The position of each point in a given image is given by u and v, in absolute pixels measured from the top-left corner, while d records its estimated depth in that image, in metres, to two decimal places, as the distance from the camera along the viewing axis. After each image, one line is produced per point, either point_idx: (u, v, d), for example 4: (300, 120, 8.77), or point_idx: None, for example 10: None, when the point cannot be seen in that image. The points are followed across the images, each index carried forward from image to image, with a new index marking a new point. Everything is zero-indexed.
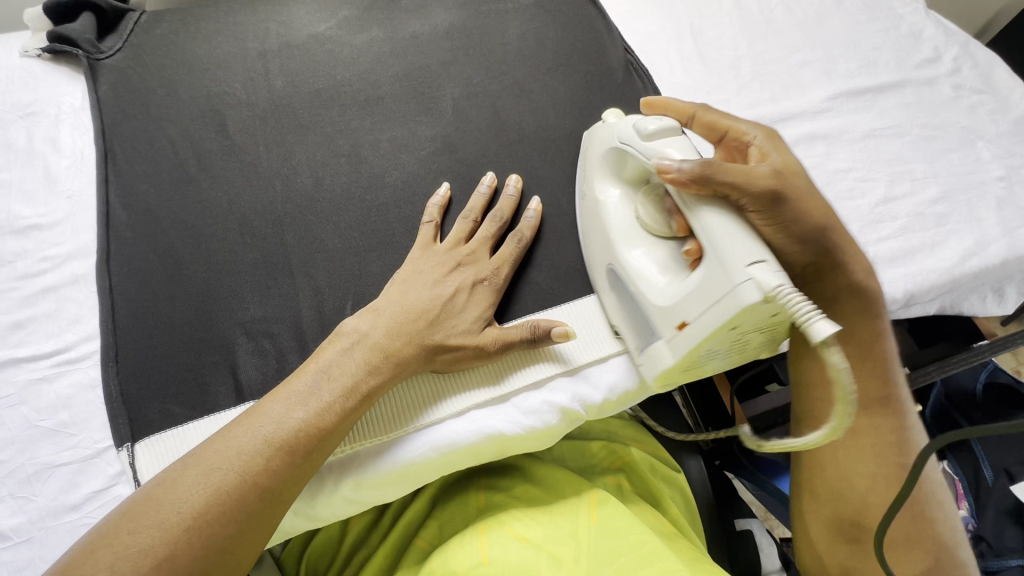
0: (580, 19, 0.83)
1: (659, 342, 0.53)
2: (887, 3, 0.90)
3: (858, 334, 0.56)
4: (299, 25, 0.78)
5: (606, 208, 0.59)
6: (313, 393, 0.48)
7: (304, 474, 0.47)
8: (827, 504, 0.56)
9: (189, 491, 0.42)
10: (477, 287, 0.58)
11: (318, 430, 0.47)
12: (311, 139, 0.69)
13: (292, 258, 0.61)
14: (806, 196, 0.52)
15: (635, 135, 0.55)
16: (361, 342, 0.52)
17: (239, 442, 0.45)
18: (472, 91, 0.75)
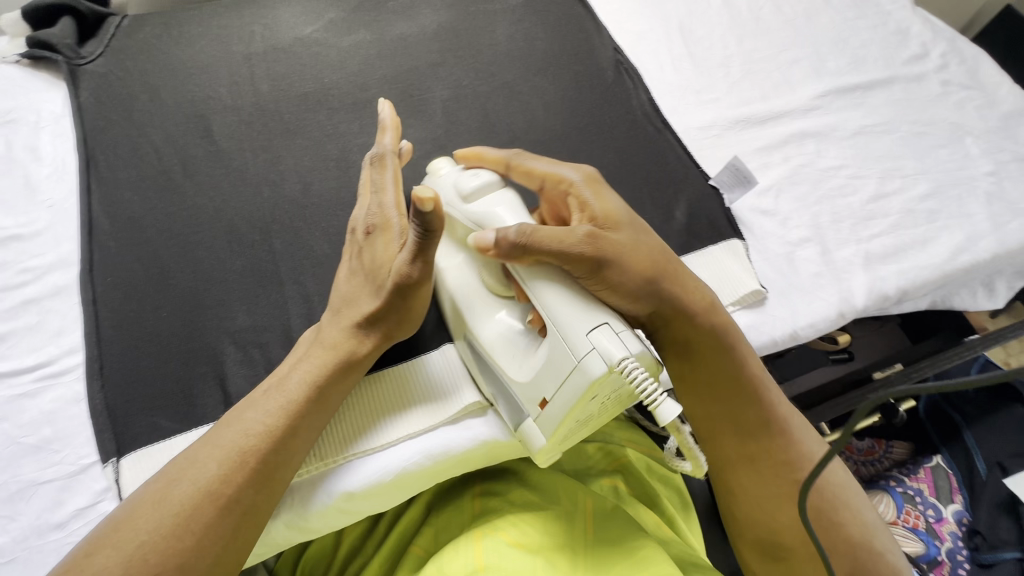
0: (569, 18, 0.82)
1: (529, 420, 0.50)
2: (874, 0, 0.89)
3: (714, 377, 0.55)
4: (285, 28, 0.77)
5: (445, 277, 0.55)
6: (267, 400, 0.48)
7: (271, 481, 0.46)
8: (749, 529, 0.56)
9: (147, 507, 0.42)
10: (370, 235, 0.53)
11: (271, 431, 0.46)
12: (300, 143, 0.67)
13: (281, 264, 0.59)
14: (631, 246, 0.49)
15: (455, 195, 0.53)
16: (310, 344, 0.52)
17: (194, 455, 0.45)
18: (461, 93, 0.73)
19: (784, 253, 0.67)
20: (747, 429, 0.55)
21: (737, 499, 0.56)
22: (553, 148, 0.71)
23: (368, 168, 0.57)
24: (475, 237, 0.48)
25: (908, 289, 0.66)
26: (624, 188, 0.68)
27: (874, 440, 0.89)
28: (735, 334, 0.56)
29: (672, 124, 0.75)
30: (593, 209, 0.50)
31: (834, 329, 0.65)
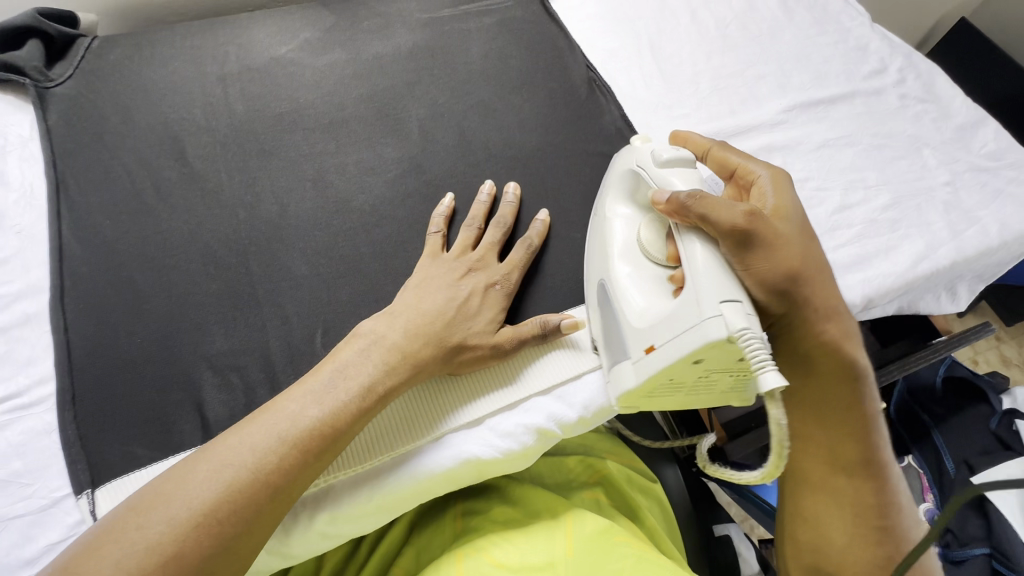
0: (542, 37, 0.84)
1: (626, 363, 0.54)
2: (834, 18, 0.93)
3: (841, 395, 0.56)
4: (259, 48, 0.77)
5: (609, 225, 0.60)
6: (328, 392, 0.49)
7: (314, 473, 0.47)
8: (806, 552, 0.56)
9: (201, 487, 0.43)
10: (491, 290, 0.59)
11: (331, 429, 0.47)
12: (277, 163, 0.68)
13: (259, 286, 0.59)
14: (787, 240, 0.52)
15: (650, 160, 0.57)
16: (379, 342, 0.53)
17: (252, 440, 0.45)
18: (436, 111, 0.74)
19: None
20: (843, 463, 0.56)
21: (802, 518, 0.57)
22: (530, 165, 0.72)
23: (494, 228, 0.63)
24: (657, 191, 0.53)
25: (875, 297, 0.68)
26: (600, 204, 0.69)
27: None
28: (861, 373, 0.56)
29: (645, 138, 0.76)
30: (772, 202, 0.55)
31: None
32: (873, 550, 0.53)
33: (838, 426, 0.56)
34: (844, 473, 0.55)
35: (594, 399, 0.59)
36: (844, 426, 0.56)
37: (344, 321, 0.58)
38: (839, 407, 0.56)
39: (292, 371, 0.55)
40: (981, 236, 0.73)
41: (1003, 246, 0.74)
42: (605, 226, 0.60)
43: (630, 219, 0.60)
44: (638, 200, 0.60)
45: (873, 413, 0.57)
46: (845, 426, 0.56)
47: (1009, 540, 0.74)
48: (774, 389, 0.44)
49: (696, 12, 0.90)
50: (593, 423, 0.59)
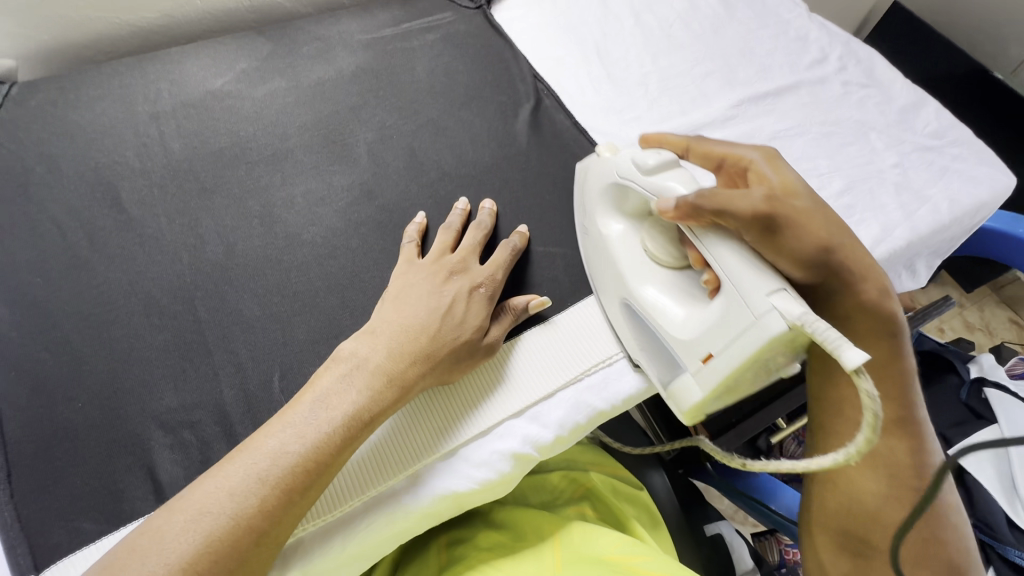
0: (487, 50, 0.83)
1: (684, 375, 0.52)
2: (773, 11, 0.95)
3: (875, 357, 0.54)
4: (194, 82, 0.74)
5: (610, 242, 0.59)
6: (310, 427, 0.46)
7: (300, 511, 0.45)
8: (835, 516, 0.55)
9: (176, 539, 0.40)
10: (475, 293, 0.57)
11: (315, 464, 0.45)
12: (220, 202, 0.64)
13: (209, 333, 0.56)
14: (809, 214, 0.50)
15: (635, 170, 0.55)
16: (361, 365, 0.50)
17: (230, 482, 0.42)
18: (385, 133, 0.72)
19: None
20: (884, 423, 0.54)
21: (831, 484, 0.56)
22: (483, 181, 0.70)
23: (472, 233, 0.62)
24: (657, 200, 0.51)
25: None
26: (556, 213, 0.68)
27: None
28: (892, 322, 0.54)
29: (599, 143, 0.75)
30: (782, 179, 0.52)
31: None
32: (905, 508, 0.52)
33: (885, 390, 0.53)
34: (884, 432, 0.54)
35: (568, 417, 0.57)
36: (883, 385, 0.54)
37: (301, 362, 0.55)
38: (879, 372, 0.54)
39: (250, 421, 0.52)
40: (933, 216, 0.74)
41: (953, 222, 0.75)
42: (604, 249, 0.60)
43: (627, 230, 0.59)
44: (634, 208, 0.59)
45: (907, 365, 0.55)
46: (884, 385, 0.53)
47: (990, 512, 0.74)
48: (859, 365, 0.39)
49: (638, 15, 0.91)
50: (569, 441, 0.58)
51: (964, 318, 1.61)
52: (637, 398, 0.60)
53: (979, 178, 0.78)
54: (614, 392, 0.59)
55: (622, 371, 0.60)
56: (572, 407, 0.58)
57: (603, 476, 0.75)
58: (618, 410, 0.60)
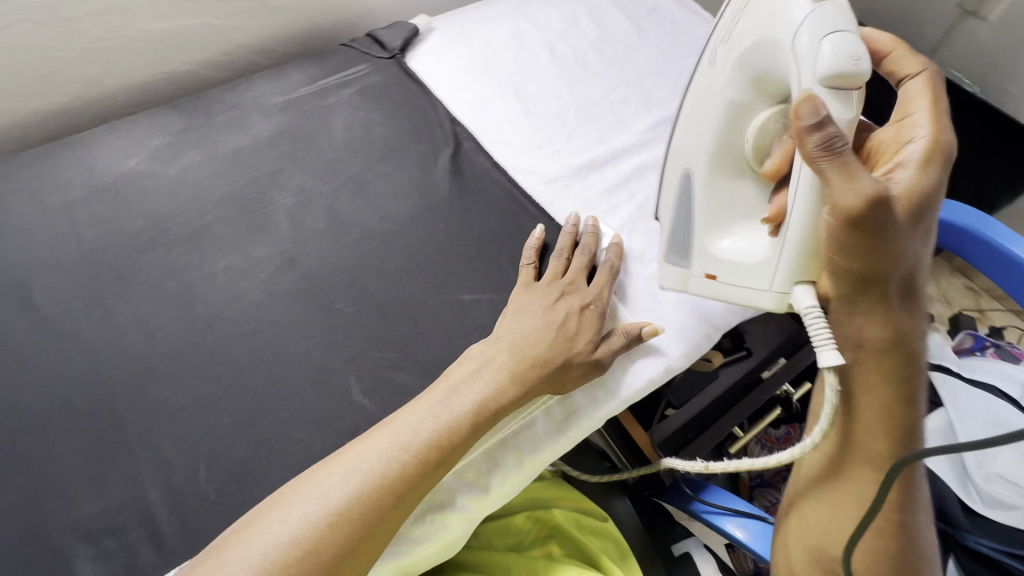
0: (406, 99, 0.84)
1: (687, 268, 0.62)
2: (683, 30, 0.98)
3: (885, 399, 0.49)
4: (106, 165, 0.73)
5: (728, 111, 0.57)
6: (444, 408, 0.52)
7: (430, 483, 0.50)
8: (810, 531, 0.54)
9: (334, 487, 0.47)
10: (586, 311, 0.60)
11: (447, 440, 0.51)
12: (138, 287, 0.63)
13: (130, 430, 0.55)
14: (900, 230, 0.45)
15: (811, 58, 0.47)
16: (488, 366, 0.55)
17: (378, 446, 0.50)
18: (304, 197, 0.72)
19: (646, 273, 0.68)
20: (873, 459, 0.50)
21: (813, 498, 0.55)
22: (407, 234, 0.70)
23: (581, 254, 0.66)
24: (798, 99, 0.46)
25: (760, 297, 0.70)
26: (481, 259, 0.68)
27: (788, 426, 0.95)
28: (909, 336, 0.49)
29: (520, 182, 0.76)
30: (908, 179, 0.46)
31: (707, 352, 0.65)
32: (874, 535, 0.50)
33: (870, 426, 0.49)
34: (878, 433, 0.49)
35: (501, 471, 0.55)
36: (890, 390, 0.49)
37: (229, 449, 0.54)
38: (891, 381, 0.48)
39: (178, 517, 0.51)
40: None
41: None
42: (714, 100, 0.58)
43: (743, 103, 0.57)
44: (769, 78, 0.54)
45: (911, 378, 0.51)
46: (882, 421, 0.49)
47: (942, 498, 0.76)
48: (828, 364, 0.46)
49: (553, 47, 0.93)
50: (506, 496, 0.55)
51: None
52: (571, 439, 0.58)
53: None
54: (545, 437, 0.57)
55: (554, 416, 0.58)
56: (509, 458, 0.56)
57: (567, 511, 0.73)
58: (555, 452, 0.58)
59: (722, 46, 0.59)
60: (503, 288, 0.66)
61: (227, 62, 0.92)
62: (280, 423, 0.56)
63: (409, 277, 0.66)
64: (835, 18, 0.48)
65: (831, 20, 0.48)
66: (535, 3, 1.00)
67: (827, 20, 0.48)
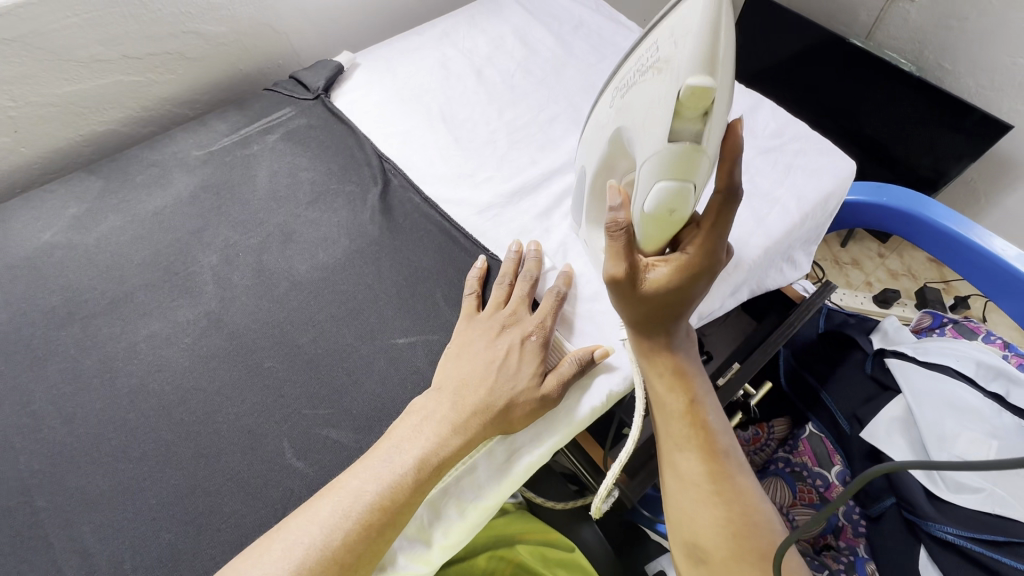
0: (332, 140, 0.82)
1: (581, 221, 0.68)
2: (609, 42, 0.98)
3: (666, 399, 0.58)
4: (19, 241, 0.71)
5: (614, 143, 0.54)
6: (390, 467, 0.51)
7: (378, 549, 0.49)
8: (679, 530, 0.55)
9: (276, 564, 0.46)
10: (527, 343, 0.59)
11: (391, 502, 0.50)
12: (56, 368, 0.61)
13: (49, 524, 0.52)
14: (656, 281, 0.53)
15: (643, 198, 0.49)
16: (431, 417, 0.54)
17: (323, 513, 0.49)
18: (229, 253, 0.70)
19: (587, 295, 0.67)
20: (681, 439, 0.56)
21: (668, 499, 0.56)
22: (337, 281, 0.68)
23: (524, 280, 0.65)
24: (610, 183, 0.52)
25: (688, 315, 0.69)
26: (415, 298, 0.67)
27: (756, 428, 0.95)
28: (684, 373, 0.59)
29: (451, 214, 0.75)
30: (666, 267, 0.53)
31: None
32: (719, 506, 0.53)
33: (667, 419, 0.58)
34: (681, 453, 0.56)
35: (443, 521, 0.54)
36: (674, 422, 0.57)
37: (155, 533, 0.52)
38: (671, 415, 0.57)
39: None
40: (782, 214, 0.75)
41: (805, 218, 0.77)
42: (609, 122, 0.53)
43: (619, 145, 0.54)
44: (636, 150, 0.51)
45: (713, 405, 0.59)
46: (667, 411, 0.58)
47: (908, 488, 0.75)
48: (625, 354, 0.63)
49: (480, 72, 0.93)
50: (452, 544, 0.54)
51: (888, 267, 1.77)
52: (517, 483, 0.57)
53: (821, 169, 0.80)
54: (483, 483, 0.56)
55: (490, 460, 0.57)
56: (454, 508, 0.55)
57: (531, 547, 0.74)
58: (503, 497, 0.57)
59: (620, 92, 0.51)
60: (437, 327, 0.64)
61: (149, 117, 0.90)
62: (209, 497, 0.54)
63: (341, 325, 0.64)
64: (688, 165, 0.46)
65: (678, 164, 0.45)
66: (460, 28, 0.99)
67: (674, 164, 0.45)
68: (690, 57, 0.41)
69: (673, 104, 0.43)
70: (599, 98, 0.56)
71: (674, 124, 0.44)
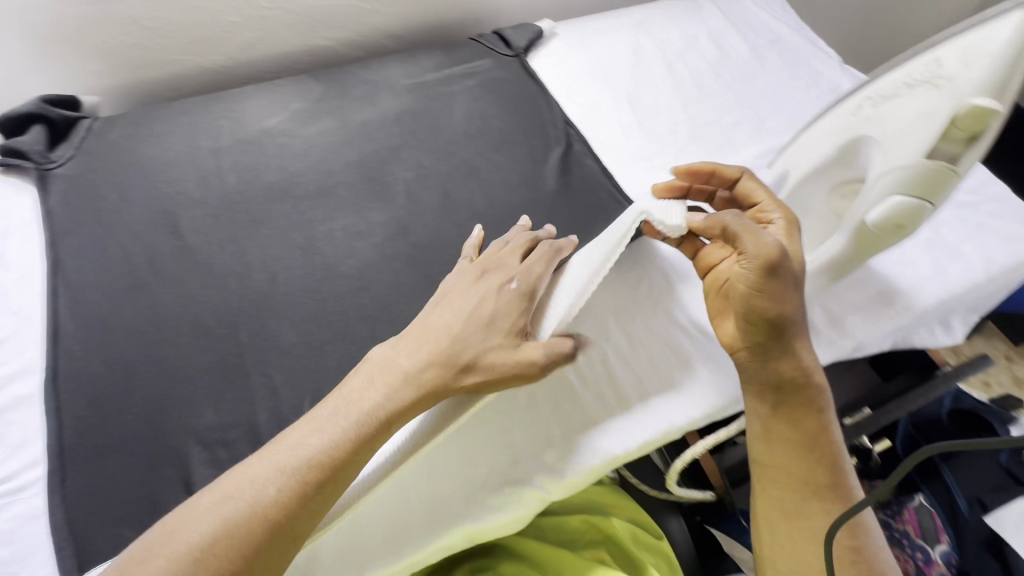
0: (523, 96, 0.87)
1: None
2: (806, 63, 0.97)
3: (807, 428, 0.56)
4: (251, 120, 0.81)
5: (841, 154, 0.54)
6: (331, 421, 0.46)
7: (317, 508, 0.44)
8: None
9: (199, 523, 0.41)
10: (504, 301, 0.55)
11: (331, 458, 0.45)
12: (268, 232, 0.70)
13: (248, 357, 0.60)
14: (794, 284, 0.55)
15: (882, 193, 0.50)
16: (387, 366, 0.50)
17: (310, 446, 0.45)
18: (422, 173, 0.77)
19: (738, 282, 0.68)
20: (816, 485, 0.55)
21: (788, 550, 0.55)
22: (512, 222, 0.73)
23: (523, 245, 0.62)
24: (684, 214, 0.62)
25: (840, 344, 0.66)
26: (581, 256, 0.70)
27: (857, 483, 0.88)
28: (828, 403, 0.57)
29: (624, 188, 0.78)
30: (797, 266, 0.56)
31: None
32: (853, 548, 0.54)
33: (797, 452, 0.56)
34: (818, 500, 0.55)
35: (581, 460, 0.58)
36: (817, 459, 0.55)
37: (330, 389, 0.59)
38: (817, 456, 0.55)
39: None
40: (965, 271, 0.72)
41: (989, 281, 0.72)
42: (842, 131, 0.54)
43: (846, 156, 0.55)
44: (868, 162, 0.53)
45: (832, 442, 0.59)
46: (806, 443, 0.56)
47: None
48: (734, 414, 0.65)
49: (671, 65, 0.95)
50: (584, 480, 0.58)
51: (1014, 373, 1.61)
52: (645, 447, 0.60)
53: (1015, 236, 0.75)
54: (628, 436, 0.59)
55: (636, 418, 0.61)
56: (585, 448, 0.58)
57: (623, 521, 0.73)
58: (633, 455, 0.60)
59: (872, 103, 0.52)
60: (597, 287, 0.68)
61: (364, 43, 0.99)
62: None
63: None
64: (937, 184, 0.48)
65: (931, 179, 0.48)
66: (658, 20, 1.01)
67: (927, 179, 0.48)
68: (981, 82, 0.45)
69: (947, 120, 0.46)
70: (832, 110, 0.57)
71: (940, 141, 0.46)
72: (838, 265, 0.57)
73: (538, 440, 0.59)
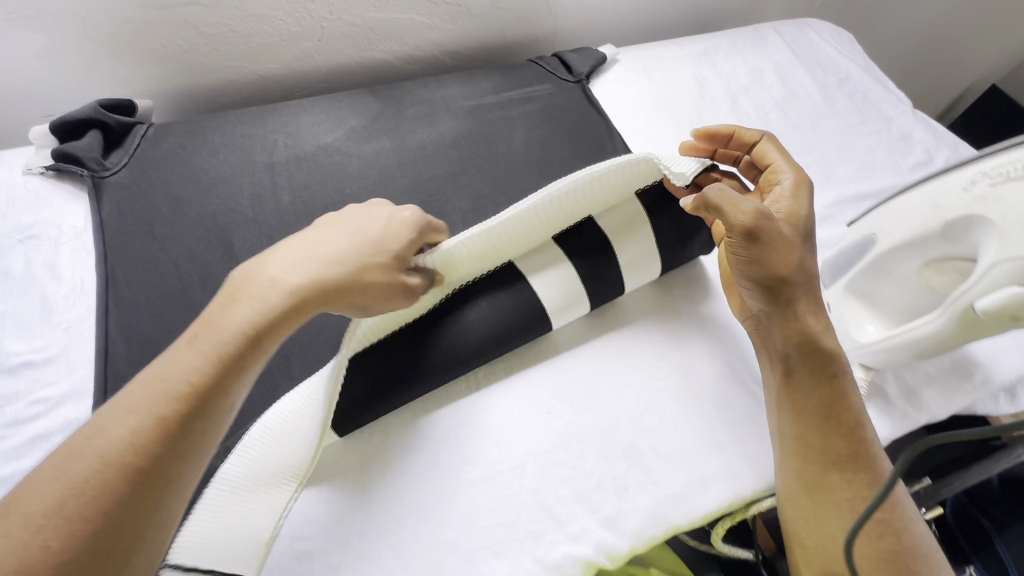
0: (584, 125, 0.84)
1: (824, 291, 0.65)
2: (876, 106, 0.93)
3: (822, 394, 0.54)
4: (307, 135, 0.79)
5: (949, 229, 0.54)
6: (198, 359, 0.43)
7: (177, 453, 0.40)
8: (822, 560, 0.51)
9: (62, 483, 0.36)
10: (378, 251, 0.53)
11: (172, 406, 0.41)
12: None
13: None
14: (787, 240, 0.55)
15: (998, 279, 0.49)
16: (231, 313, 0.46)
17: (166, 383, 0.41)
18: (480, 203, 0.75)
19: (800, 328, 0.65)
20: (835, 455, 0.53)
21: (808, 523, 0.53)
22: None
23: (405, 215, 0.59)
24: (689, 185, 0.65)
25: (913, 416, 0.62)
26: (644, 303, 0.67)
27: None
28: (842, 369, 0.56)
29: None
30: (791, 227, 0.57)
31: None
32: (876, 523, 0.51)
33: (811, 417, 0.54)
34: (839, 471, 0.52)
35: (644, 528, 0.54)
36: (834, 428, 0.53)
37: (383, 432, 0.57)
38: (834, 425, 0.53)
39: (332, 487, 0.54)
40: None
41: None
42: (950, 204, 0.53)
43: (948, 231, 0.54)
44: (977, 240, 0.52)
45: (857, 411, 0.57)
46: (822, 413, 0.54)
47: None
48: None
49: (735, 100, 0.92)
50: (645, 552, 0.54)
51: None
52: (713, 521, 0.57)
53: None
54: (693, 506, 0.56)
55: (703, 485, 0.57)
56: (649, 515, 0.55)
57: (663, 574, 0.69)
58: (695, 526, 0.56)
59: (989, 182, 0.51)
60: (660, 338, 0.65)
61: (420, 58, 0.97)
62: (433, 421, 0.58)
63: None
64: None
65: None
66: (722, 52, 0.98)
67: None
68: None
69: None
70: (935, 181, 0.56)
71: None
72: (932, 343, 0.55)
73: (597, 502, 0.55)
